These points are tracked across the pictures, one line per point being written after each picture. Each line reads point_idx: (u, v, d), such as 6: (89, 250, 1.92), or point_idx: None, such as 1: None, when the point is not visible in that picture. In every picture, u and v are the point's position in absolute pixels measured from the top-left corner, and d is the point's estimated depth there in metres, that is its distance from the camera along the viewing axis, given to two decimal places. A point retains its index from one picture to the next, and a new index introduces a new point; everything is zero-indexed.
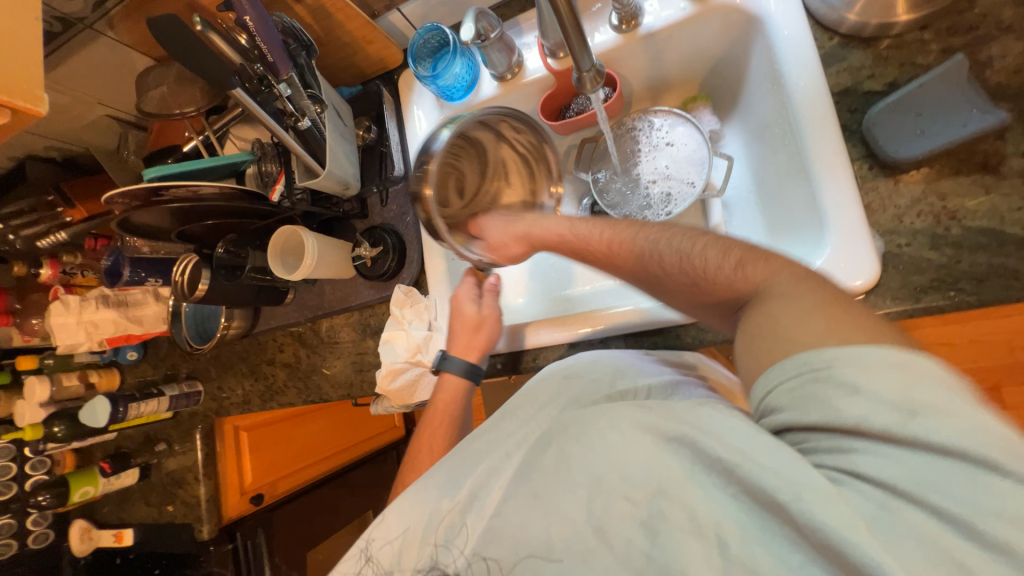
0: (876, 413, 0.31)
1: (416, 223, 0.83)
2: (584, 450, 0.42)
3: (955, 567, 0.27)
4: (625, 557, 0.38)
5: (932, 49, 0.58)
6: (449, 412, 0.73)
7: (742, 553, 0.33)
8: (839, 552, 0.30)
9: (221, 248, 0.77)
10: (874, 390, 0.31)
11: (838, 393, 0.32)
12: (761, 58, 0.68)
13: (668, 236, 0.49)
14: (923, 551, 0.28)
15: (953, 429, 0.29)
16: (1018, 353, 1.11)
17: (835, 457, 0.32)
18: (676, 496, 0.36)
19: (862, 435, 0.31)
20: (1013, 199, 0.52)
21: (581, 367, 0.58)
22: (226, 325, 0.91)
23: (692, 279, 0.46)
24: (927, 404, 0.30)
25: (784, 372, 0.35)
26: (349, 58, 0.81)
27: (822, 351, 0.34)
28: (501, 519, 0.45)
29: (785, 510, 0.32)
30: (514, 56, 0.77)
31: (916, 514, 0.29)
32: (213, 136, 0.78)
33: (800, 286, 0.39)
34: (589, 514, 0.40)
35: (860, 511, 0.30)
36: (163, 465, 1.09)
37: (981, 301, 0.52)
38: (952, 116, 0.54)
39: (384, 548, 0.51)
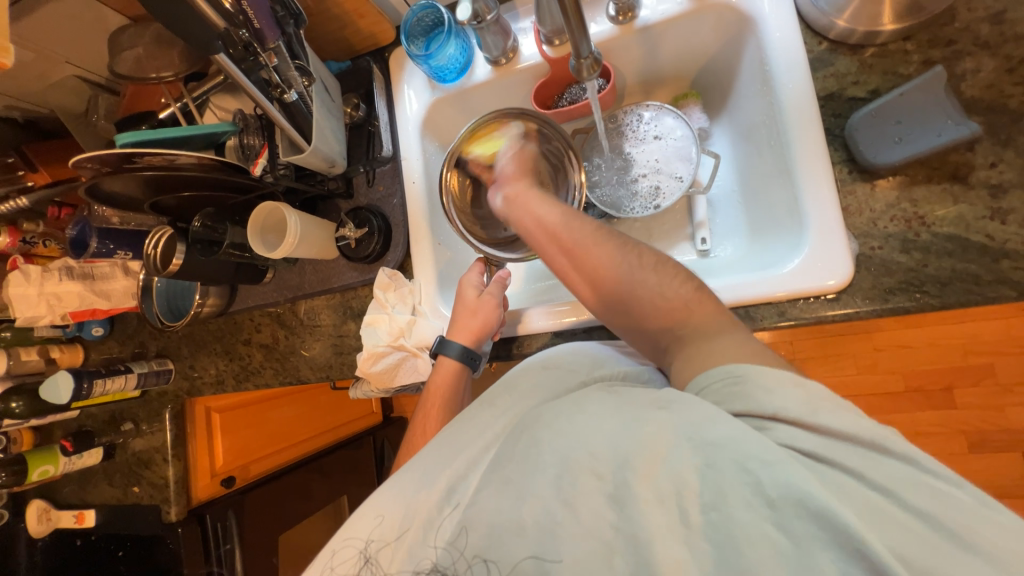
0: (791, 404, 0.38)
1: (403, 205, 0.82)
2: (554, 433, 0.45)
3: (867, 513, 0.33)
4: (594, 531, 0.40)
5: (913, 60, 0.60)
6: (444, 394, 0.72)
7: (703, 520, 0.36)
8: (800, 501, 0.34)
9: (196, 221, 0.74)
10: (789, 398, 0.38)
11: (773, 392, 0.39)
12: (752, 60, 0.69)
13: (631, 254, 0.55)
14: (848, 506, 0.33)
15: (860, 418, 0.36)
16: (970, 357, 1.19)
17: (766, 432, 0.38)
18: (641, 469, 0.39)
19: (786, 419, 0.38)
20: (978, 208, 0.55)
21: (558, 357, 0.59)
22: (200, 302, 0.88)
23: (646, 297, 0.53)
24: (834, 402, 0.38)
25: (711, 377, 0.43)
26: (339, 31, 0.79)
27: (742, 365, 0.42)
28: (477, 507, 0.45)
29: (742, 475, 0.36)
30: (510, 41, 0.76)
31: (838, 476, 0.35)
32: (192, 104, 0.74)
33: (727, 323, 0.49)
34: (558, 493, 0.42)
35: (801, 473, 0.35)
36: (129, 445, 1.06)
37: (943, 304, 0.55)
38: (928, 125, 0.56)
39: (384, 550, 0.49)
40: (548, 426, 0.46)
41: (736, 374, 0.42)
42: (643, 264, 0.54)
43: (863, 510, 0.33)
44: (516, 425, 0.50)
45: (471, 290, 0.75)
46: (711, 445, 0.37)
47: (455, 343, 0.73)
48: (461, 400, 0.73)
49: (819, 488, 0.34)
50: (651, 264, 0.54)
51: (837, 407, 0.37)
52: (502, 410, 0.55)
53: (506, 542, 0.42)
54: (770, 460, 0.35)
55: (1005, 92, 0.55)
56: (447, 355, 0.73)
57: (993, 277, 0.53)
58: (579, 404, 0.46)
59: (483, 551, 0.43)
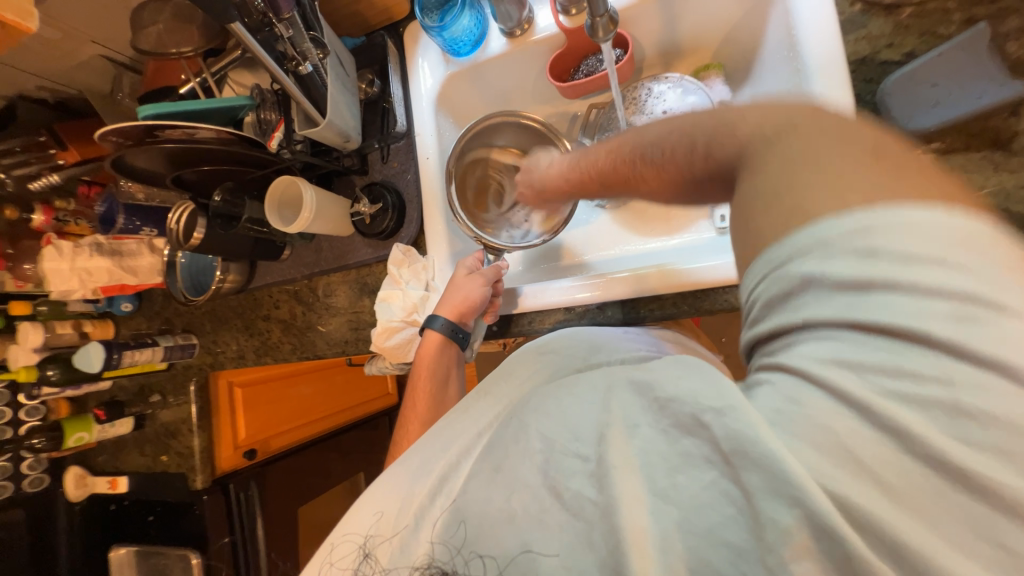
0: (821, 305, 0.31)
1: (417, 181, 0.82)
2: (538, 414, 0.44)
3: (850, 456, 0.29)
4: (577, 511, 0.39)
5: (955, 18, 0.56)
6: (431, 369, 0.73)
7: (669, 487, 0.36)
8: (747, 454, 0.32)
9: (217, 196, 0.75)
10: (835, 271, 0.30)
11: (799, 291, 0.32)
12: (778, 26, 0.66)
13: (658, 130, 0.44)
14: (818, 447, 0.30)
15: (916, 301, 0.28)
16: None
17: (780, 353, 0.33)
18: (613, 442, 0.38)
19: (811, 328, 0.32)
20: (1020, 177, 0.52)
21: (554, 341, 0.61)
22: (221, 278, 0.90)
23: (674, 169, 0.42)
24: (878, 281, 0.29)
25: (767, 264, 0.34)
26: (352, 5, 0.78)
27: (822, 222, 0.31)
28: (467, 498, 0.45)
29: (706, 427, 0.34)
30: (526, 11, 0.75)
31: (822, 401, 0.30)
32: (211, 79, 0.75)
33: (805, 142, 0.33)
34: (544, 475, 0.41)
35: (763, 411, 0.32)
36: (158, 416, 1.11)
37: None
38: (968, 86, 0.53)
39: (382, 544, 0.50)
40: (529, 409, 0.46)
41: (768, 241, 0.34)
42: (714, 117, 0.40)
43: (848, 463, 0.29)
44: (509, 411, 0.50)
45: (462, 270, 0.76)
46: (672, 405, 0.37)
47: (439, 319, 0.73)
48: (448, 378, 0.74)
49: (771, 433, 0.31)
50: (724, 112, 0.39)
51: (883, 294, 0.29)
52: (494, 397, 0.56)
53: (497, 525, 0.42)
54: (721, 408, 0.33)
55: None
56: (433, 331, 0.74)
57: None
58: (565, 386, 0.45)
59: (482, 550, 0.43)
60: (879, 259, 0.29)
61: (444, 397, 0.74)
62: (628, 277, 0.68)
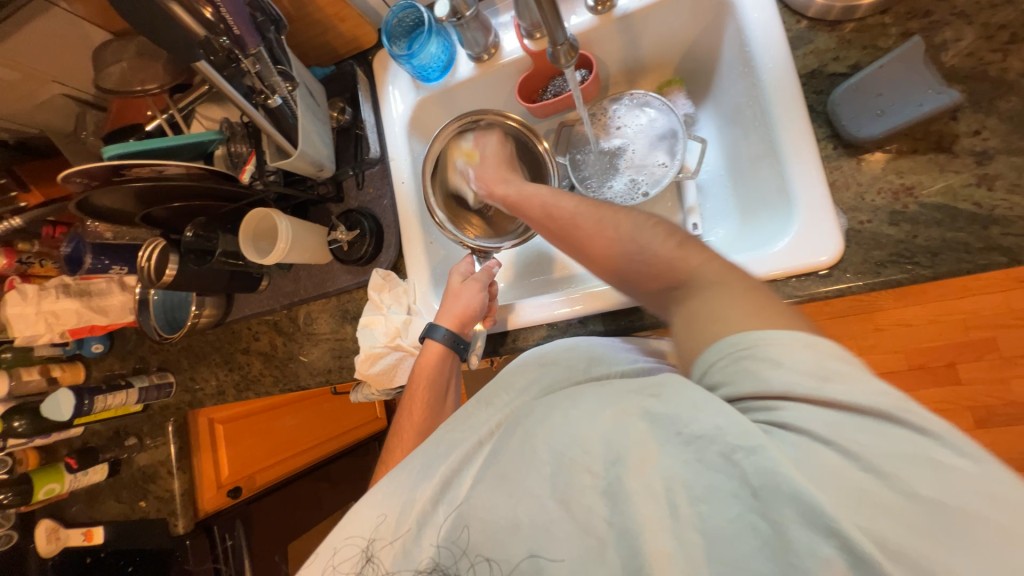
0: (798, 380, 0.36)
1: (393, 206, 0.82)
2: (548, 430, 0.45)
3: (860, 493, 0.32)
4: (586, 526, 0.40)
5: (892, 32, 0.60)
6: (429, 384, 0.71)
7: (692, 512, 0.36)
8: (776, 487, 0.33)
9: (188, 231, 0.74)
10: (796, 362, 0.36)
11: (768, 368, 0.37)
12: (733, 43, 0.69)
13: (626, 219, 0.55)
14: (836, 487, 0.32)
15: (859, 388, 0.34)
16: (971, 332, 1.21)
17: (766, 413, 0.36)
18: (633, 461, 0.40)
19: (795, 397, 0.36)
20: (965, 176, 0.55)
21: (553, 351, 0.62)
22: (197, 313, 0.88)
23: (637, 257, 0.52)
24: (839, 371, 0.35)
25: (717, 353, 0.40)
26: (321, 37, 0.79)
27: (749, 332, 0.39)
28: (471, 505, 0.47)
29: (734, 462, 0.35)
30: (491, 36, 0.76)
31: (830, 456, 0.33)
32: (179, 115, 0.75)
33: (728, 273, 0.45)
34: (553, 490, 0.42)
35: (786, 454, 0.34)
36: (134, 460, 1.06)
37: (935, 274, 0.55)
38: (908, 95, 0.56)
39: (385, 548, 0.50)
40: (530, 423, 0.48)
41: (742, 328, 0.40)
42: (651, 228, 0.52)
43: (866, 507, 0.31)
44: (510, 422, 0.52)
45: (456, 277, 0.75)
46: (698, 437, 0.37)
47: (441, 328, 0.72)
48: (447, 393, 0.72)
49: (797, 474, 0.33)
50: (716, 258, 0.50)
51: (842, 381, 0.35)
52: (496, 409, 0.57)
53: (505, 542, 0.43)
54: (753, 448, 0.35)
55: (986, 59, 0.55)
56: (435, 340, 0.72)
57: (983, 245, 0.53)
58: (573, 398, 0.47)
59: (486, 553, 0.44)
60: (828, 350, 0.37)
61: (443, 409, 0.72)
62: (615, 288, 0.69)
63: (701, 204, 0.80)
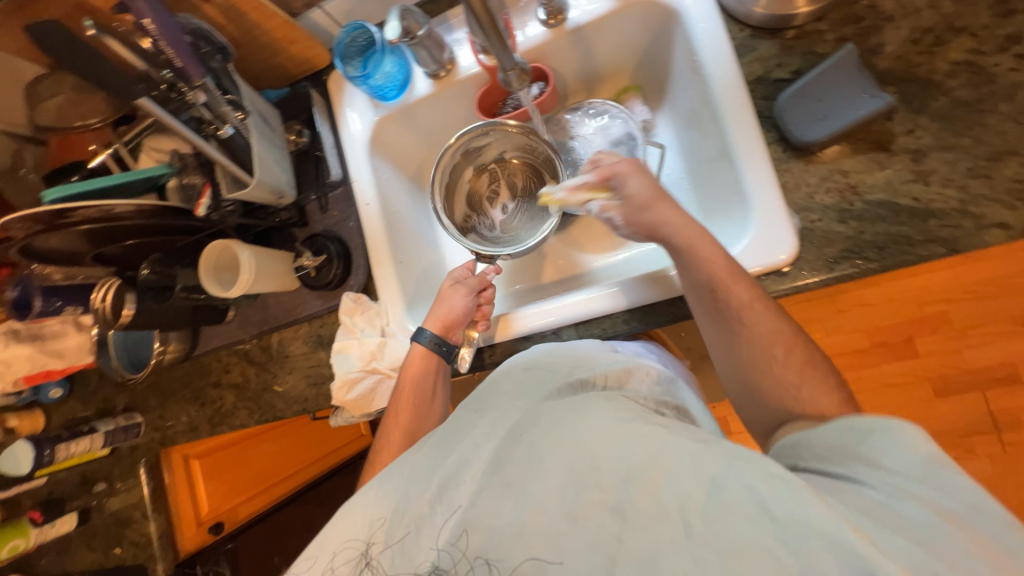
0: (903, 456, 0.41)
1: (359, 228, 0.81)
2: (558, 442, 0.45)
3: (915, 533, 0.35)
4: (595, 540, 0.40)
5: (828, 38, 0.62)
6: (415, 382, 0.71)
7: (706, 533, 0.37)
8: (800, 515, 0.35)
9: (146, 269, 0.71)
10: (908, 447, 0.42)
11: (878, 441, 0.43)
12: (681, 51, 0.71)
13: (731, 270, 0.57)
14: (900, 524, 0.36)
15: (958, 489, 0.39)
16: (927, 308, 1.28)
17: (860, 470, 0.42)
18: (643, 480, 0.40)
19: (891, 464, 0.41)
20: (903, 173, 0.58)
21: (536, 359, 0.60)
22: (161, 350, 0.85)
23: (731, 326, 0.57)
24: (951, 473, 0.40)
25: (842, 422, 0.46)
26: (271, 60, 0.77)
27: (868, 416, 0.45)
28: (476, 510, 0.46)
29: (760, 497, 0.37)
30: (446, 52, 0.76)
31: (904, 506, 0.38)
32: (123, 149, 0.72)
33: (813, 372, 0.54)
34: (561, 502, 0.42)
35: (868, 500, 0.39)
36: (105, 506, 1.01)
37: (882, 267, 0.58)
38: (846, 99, 0.58)
39: (384, 551, 0.49)
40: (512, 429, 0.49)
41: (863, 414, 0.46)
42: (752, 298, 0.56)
43: (914, 541, 0.35)
44: (514, 428, 0.50)
45: (448, 281, 0.75)
46: (717, 467, 0.39)
47: (426, 332, 0.72)
48: (434, 395, 0.72)
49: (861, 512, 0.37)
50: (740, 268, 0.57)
51: (948, 476, 0.40)
52: (495, 412, 0.53)
53: (506, 547, 0.43)
54: (774, 479, 0.37)
55: (915, 62, 0.58)
56: (419, 344, 0.72)
57: (924, 237, 0.57)
58: (579, 409, 0.47)
59: (484, 554, 0.44)
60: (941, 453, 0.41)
61: (430, 409, 0.71)
62: (646, 281, 0.68)
63: None
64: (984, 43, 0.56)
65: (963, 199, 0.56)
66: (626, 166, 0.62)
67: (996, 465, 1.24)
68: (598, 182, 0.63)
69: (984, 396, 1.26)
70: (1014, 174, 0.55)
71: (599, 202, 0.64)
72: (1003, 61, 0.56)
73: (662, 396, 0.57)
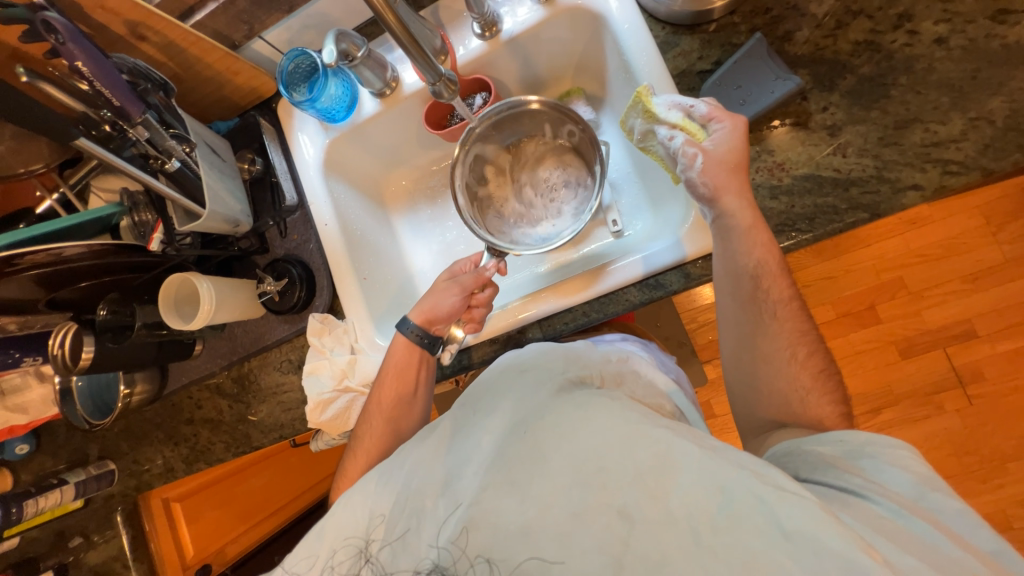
0: (898, 480, 0.46)
1: (320, 249, 0.82)
2: (564, 442, 0.44)
3: (922, 542, 0.40)
4: (602, 543, 0.40)
5: (742, 29, 0.66)
6: (398, 372, 0.71)
7: (714, 538, 0.38)
8: (812, 536, 0.36)
9: (102, 309, 0.71)
10: (902, 470, 0.47)
11: (873, 462, 0.48)
12: (613, 52, 0.75)
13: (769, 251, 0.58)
14: (907, 533, 0.40)
15: (955, 509, 0.43)
16: (884, 275, 1.34)
17: (856, 480, 0.47)
18: (654, 485, 0.41)
19: (887, 482, 0.46)
20: (822, 148, 0.62)
21: (535, 355, 0.57)
22: (127, 392, 0.83)
23: (756, 309, 0.59)
24: (940, 492, 0.45)
25: (839, 441, 0.51)
26: (217, 93, 0.78)
27: (860, 435, 0.51)
28: (479, 507, 0.44)
29: (768, 504, 0.38)
30: (389, 71, 0.77)
31: (918, 523, 0.42)
32: (71, 192, 0.72)
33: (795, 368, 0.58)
34: (567, 502, 0.42)
35: (880, 510, 0.43)
36: (84, 561, 0.98)
37: (815, 237, 0.61)
38: (763, 84, 0.62)
39: (385, 548, 0.49)
40: (484, 423, 0.50)
41: (859, 432, 0.51)
42: (778, 287, 0.59)
43: (924, 552, 0.38)
44: (521, 422, 0.48)
45: (444, 274, 0.75)
46: (719, 471, 0.40)
47: (410, 324, 0.72)
48: (417, 385, 0.72)
49: (877, 527, 0.40)
50: (754, 238, 0.58)
51: (939, 496, 0.45)
52: (497, 408, 0.51)
53: (512, 543, 0.42)
54: (787, 490, 0.39)
55: (821, 45, 0.63)
56: (402, 335, 0.72)
57: (849, 205, 0.61)
58: (582, 405, 0.47)
59: (487, 552, 0.43)
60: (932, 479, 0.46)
61: (413, 401, 0.72)
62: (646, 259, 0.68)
63: (617, 201, 0.85)
64: (880, 22, 0.61)
65: (879, 166, 0.60)
66: (738, 125, 0.58)
67: (967, 418, 1.30)
68: (702, 118, 0.60)
69: (946, 352, 1.31)
70: (921, 139, 0.59)
71: (685, 136, 0.60)
72: (899, 37, 0.60)
73: (658, 399, 0.58)
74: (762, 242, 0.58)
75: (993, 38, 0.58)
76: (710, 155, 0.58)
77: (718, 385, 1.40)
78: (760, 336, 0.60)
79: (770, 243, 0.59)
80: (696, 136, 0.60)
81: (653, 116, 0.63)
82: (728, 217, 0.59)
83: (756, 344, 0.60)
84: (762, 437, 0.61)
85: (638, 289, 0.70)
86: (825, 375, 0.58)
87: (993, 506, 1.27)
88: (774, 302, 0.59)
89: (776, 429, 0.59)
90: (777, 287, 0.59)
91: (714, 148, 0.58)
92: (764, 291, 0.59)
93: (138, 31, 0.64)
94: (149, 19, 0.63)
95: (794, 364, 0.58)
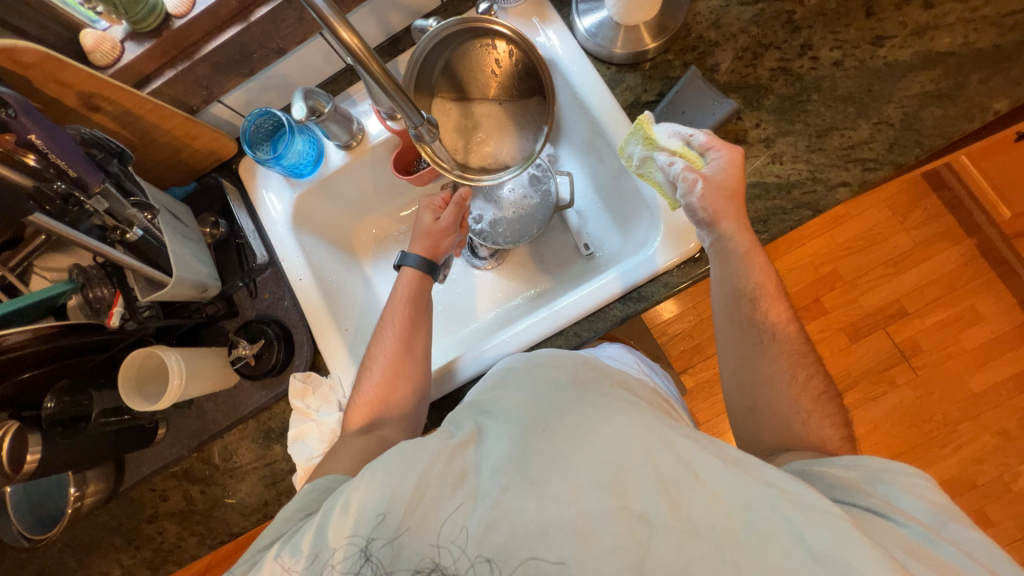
0: (915, 507, 0.46)
1: (296, 305, 0.78)
2: (588, 443, 0.43)
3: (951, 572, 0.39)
4: (622, 543, 0.40)
5: (676, 64, 0.75)
6: (410, 298, 0.72)
7: (738, 554, 0.39)
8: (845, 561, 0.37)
9: (49, 402, 0.63)
10: (918, 495, 0.46)
11: (889, 487, 0.48)
12: (564, 91, 0.81)
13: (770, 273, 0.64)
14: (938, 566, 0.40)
15: (973, 539, 0.43)
16: (821, 269, 1.48)
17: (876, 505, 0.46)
18: (676, 492, 0.41)
19: (904, 507, 0.46)
20: (762, 158, 0.70)
21: (543, 356, 0.55)
22: (77, 495, 0.72)
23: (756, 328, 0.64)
24: (959, 521, 0.44)
25: (852, 464, 0.51)
26: (174, 158, 0.75)
27: (873, 460, 0.51)
28: (499, 506, 0.42)
29: (792, 523, 0.39)
30: (354, 124, 0.79)
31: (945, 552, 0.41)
32: (11, 275, 0.66)
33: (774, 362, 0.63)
34: (590, 512, 0.41)
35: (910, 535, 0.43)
36: None
37: (771, 237, 0.68)
38: (703, 109, 0.71)
39: (386, 547, 0.43)
40: (495, 429, 0.48)
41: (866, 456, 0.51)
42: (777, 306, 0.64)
43: None
44: (540, 424, 0.46)
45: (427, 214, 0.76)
46: (748, 488, 0.41)
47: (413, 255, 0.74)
48: (430, 306, 0.73)
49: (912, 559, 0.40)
50: (753, 261, 0.64)
51: (956, 524, 0.44)
52: (512, 407, 0.49)
53: (524, 549, 0.40)
54: (819, 511, 0.40)
55: (744, 73, 0.73)
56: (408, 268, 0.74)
57: (794, 206, 0.68)
58: (604, 406, 0.46)
59: (489, 553, 0.41)
60: (946, 504, 0.46)
61: (420, 333, 0.71)
62: (627, 273, 0.72)
63: (586, 227, 0.89)
64: (787, 52, 0.72)
65: (811, 169, 0.69)
66: (733, 155, 0.64)
67: (917, 390, 1.41)
68: (700, 147, 0.66)
69: (888, 332, 1.45)
70: (840, 143, 0.69)
71: (684, 163, 0.64)
72: (804, 62, 0.71)
73: (659, 400, 0.59)
74: (762, 263, 0.64)
75: (876, 58, 0.70)
76: (709, 181, 0.63)
77: (698, 392, 1.45)
78: (760, 358, 0.64)
79: (766, 266, 0.65)
80: (694, 163, 0.65)
81: (653, 143, 0.66)
82: (726, 240, 0.64)
83: (759, 368, 0.64)
84: (758, 431, 0.64)
85: (622, 303, 0.73)
86: (801, 363, 0.63)
87: (956, 469, 1.37)
88: (772, 324, 0.64)
89: (782, 451, 0.61)
90: (774, 311, 0.64)
91: (714, 173, 0.64)
92: (762, 315, 0.64)
93: (91, 101, 0.62)
94: (104, 90, 0.62)
95: (796, 385, 0.62)
